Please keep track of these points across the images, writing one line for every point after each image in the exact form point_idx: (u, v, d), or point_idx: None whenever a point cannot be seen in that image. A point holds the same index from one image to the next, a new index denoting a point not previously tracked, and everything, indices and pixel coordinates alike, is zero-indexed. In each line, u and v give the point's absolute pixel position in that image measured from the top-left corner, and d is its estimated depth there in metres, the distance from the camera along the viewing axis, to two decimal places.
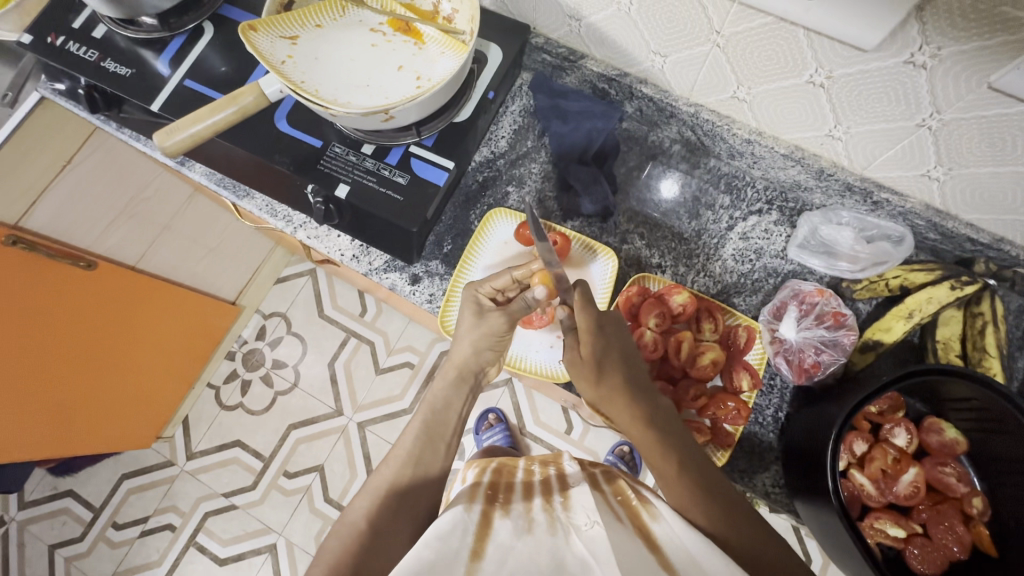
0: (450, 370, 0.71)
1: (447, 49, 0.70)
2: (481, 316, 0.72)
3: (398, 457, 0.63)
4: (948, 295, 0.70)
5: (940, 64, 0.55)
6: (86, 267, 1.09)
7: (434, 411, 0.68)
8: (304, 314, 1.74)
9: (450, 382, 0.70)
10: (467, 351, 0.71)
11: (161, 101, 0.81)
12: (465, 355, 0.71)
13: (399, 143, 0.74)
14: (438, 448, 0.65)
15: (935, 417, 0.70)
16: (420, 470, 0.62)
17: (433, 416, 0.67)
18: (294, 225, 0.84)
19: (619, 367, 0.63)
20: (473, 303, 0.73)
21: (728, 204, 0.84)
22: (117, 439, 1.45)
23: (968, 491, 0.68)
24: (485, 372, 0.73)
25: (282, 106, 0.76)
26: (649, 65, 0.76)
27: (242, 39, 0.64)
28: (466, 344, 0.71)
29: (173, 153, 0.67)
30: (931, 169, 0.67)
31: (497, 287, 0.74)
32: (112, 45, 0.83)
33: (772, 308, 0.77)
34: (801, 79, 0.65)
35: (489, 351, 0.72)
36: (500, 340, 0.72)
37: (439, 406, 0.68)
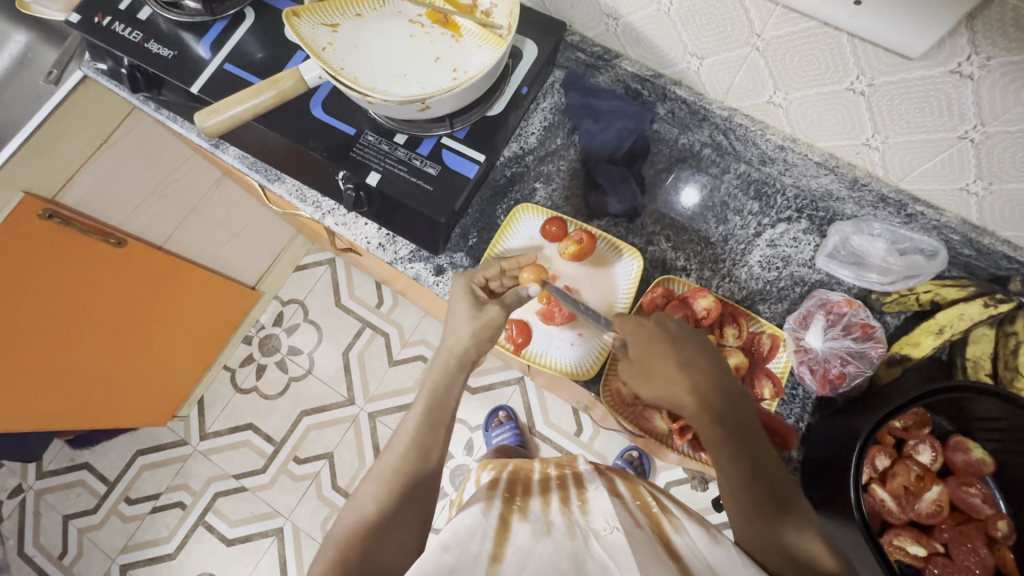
0: (448, 358, 0.70)
1: (485, 42, 0.71)
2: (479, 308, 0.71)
3: (402, 443, 0.64)
4: (981, 312, 0.69)
5: (988, 75, 0.54)
6: (115, 245, 1.11)
7: (435, 397, 0.68)
8: (321, 303, 1.76)
9: (454, 372, 0.69)
10: (466, 341, 0.70)
11: (201, 84, 0.82)
12: (465, 343, 0.70)
13: (431, 134, 0.75)
14: (438, 435, 0.66)
15: (962, 436, 0.69)
16: (423, 454, 0.63)
17: (433, 403, 0.67)
18: (323, 211, 0.85)
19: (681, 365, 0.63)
20: (469, 288, 0.72)
21: (756, 210, 0.83)
22: (135, 415, 1.48)
23: (993, 514, 0.67)
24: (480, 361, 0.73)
25: (318, 93, 0.77)
26: (685, 66, 0.76)
27: (286, 24, 0.65)
28: (465, 334, 0.70)
29: (213, 133, 0.68)
30: (970, 183, 0.66)
31: (487, 277, 0.74)
32: (155, 27, 0.85)
33: (798, 316, 0.76)
34: (841, 86, 0.64)
35: (486, 340, 0.71)
36: (498, 332, 0.71)
37: (440, 392, 0.68)
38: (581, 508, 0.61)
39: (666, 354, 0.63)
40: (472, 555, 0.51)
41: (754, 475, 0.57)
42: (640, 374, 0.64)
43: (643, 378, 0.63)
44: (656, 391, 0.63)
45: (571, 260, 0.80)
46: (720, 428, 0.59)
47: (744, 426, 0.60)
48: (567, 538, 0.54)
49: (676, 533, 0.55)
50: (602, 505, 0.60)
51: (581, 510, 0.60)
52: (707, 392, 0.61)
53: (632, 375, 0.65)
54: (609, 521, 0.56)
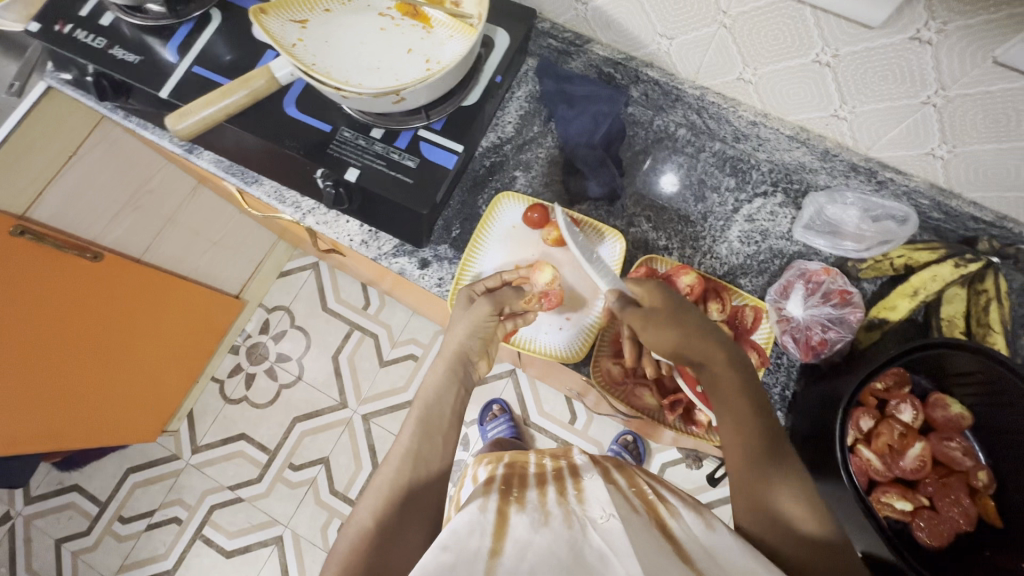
0: (443, 360, 0.72)
1: (456, 32, 0.70)
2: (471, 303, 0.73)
3: (399, 454, 0.63)
4: (952, 272, 0.72)
5: (945, 40, 0.56)
6: (92, 258, 1.10)
7: (428, 406, 0.68)
8: (307, 308, 1.75)
9: (452, 373, 0.71)
10: (461, 337, 0.72)
11: (169, 88, 0.81)
12: (460, 339, 0.72)
13: (409, 127, 0.75)
14: (435, 441, 0.65)
15: (941, 393, 0.71)
16: (421, 464, 0.62)
17: (427, 412, 0.67)
18: (303, 210, 0.85)
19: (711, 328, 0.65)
20: (468, 293, 0.75)
21: (733, 186, 0.85)
22: (123, 433, 1.46)
23: (974, 466, 0.69)
24: (474, 365, 0.74)
25: (291, 91, 0.77)
26: (655, 48, 0.77)
27: (254, 23, 0.64)
28: (460, 330, 0.72)
29: (186, 135, 0.67)
30: (936, 147, 0.68)
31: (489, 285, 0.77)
32: (120, 32, 0.83)
33: (778, 287, 0.78)
34: (807, 58, 0.65)
35: (478, 337, 0.72)
36: (489, 327, 0.72)
37: (432, 398, 0.69)
38: (578, 498, 0.62)
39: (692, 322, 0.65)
40: (473, 550, 0.51)
41: (765, 450, 0.57)
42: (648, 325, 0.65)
43: (658, 331, 0.65)
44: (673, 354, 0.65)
45: (556, 246, 0.81)
46: (739, 399, 0.61)
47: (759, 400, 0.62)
48: (564, 526, 0.56)
49: (672, 517, 0.56)
50: (599, 494, 0.61)
51: (577, 499, 0.62)
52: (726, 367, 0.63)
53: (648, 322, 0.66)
54: (605, 509, 0.57)
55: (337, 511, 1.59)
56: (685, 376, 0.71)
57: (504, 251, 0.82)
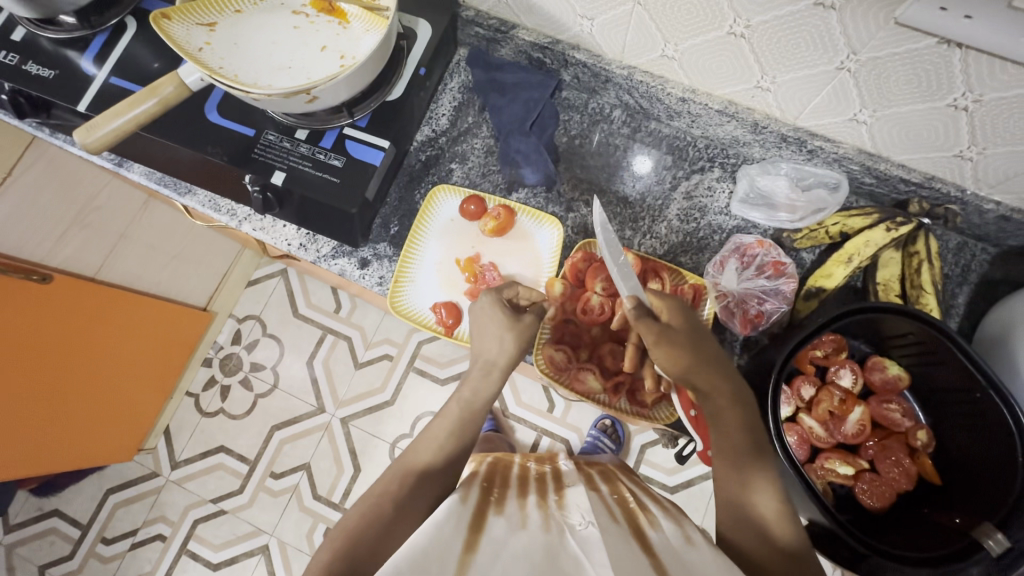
0: (486, 364, 0.69)
1: (371, 26, 0.70)
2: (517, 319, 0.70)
3: (428, 440, 0.65)
4: (885, 237, 0.72)
5: (847, 4, 0.55)
6: (40, 281, 1.07)
7: (468, 403, 0.68)
8: (278, 315, 1.73)
9: (488, 379, 0.69)
10: (496, 354, 0.69)
11: (89, 102, 0.79)
12: (507, 351, 0.69)
13: (333, 126, 0.74)
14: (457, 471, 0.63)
15: (879, 356, 0.72)
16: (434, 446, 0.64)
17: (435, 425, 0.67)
18: (238, 218, 0.84)
19: (710, 349, 0.64)
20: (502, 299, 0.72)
21: (671, 164, 0.85)
22: (97, 455, 1.44)
23: (912, 426, 0.70)
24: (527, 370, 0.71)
25: (211, 97, 0.75)
26: (578, 30, 0.76)
27: (155, 29, 0.62)
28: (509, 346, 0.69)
29: (97, 150, 0.65)
30: (858, 113, 0.68)
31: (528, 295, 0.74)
32: (34, 47, 0.81)
33: (715, 263, 0.77)
34: (723, 31, 0.65)
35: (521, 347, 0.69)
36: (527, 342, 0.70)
37: (469, 395, 0.68)
38: (558, 504, 0.63)
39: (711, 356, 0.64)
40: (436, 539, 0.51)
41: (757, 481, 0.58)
42: (662, 345, 0.62)
43: (670, 353, 0.62)
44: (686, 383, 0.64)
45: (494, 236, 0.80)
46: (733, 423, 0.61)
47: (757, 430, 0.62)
48: (542, 530, 0.56)
49: (651, 528, 0.59)
50: (579, 501, 0.63)
51: (558, 505, 0.63)
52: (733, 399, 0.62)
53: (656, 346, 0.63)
54: (584, 516, 0.58)
55: (322, 516, 1.59)
56: (682, 396, 0.71)
57: (444, 241, 0.81)
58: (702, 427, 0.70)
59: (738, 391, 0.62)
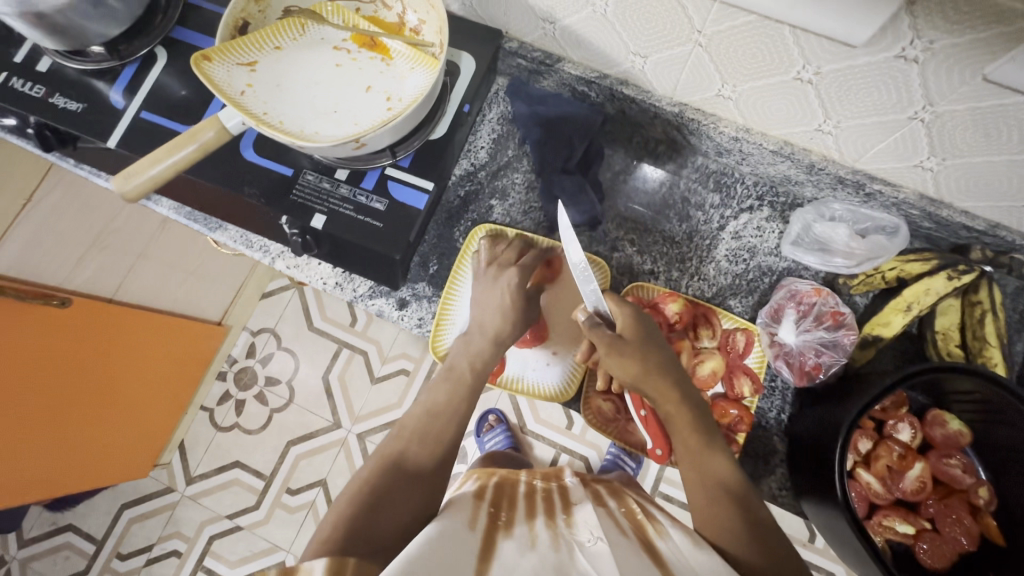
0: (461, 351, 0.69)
1: (417, 64, 0.67)
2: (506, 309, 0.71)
3: (405, 434, 0.62)
4: (946, 285, 0.70)
5: (932, 58, 0.52)
6: (60, 305, 1.04)
7: (444, 386, 0.66)
8: (294, 328, 1.70)
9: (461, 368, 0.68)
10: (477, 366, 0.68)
11: (118, 136, 0.76)
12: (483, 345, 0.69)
13: (374, 166, 0.71)
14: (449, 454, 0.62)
15: (938, 409, 0.70)
16: (422, 439, 0.61)
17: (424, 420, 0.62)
18: (272, 255, 0.81)
19: (658, 355, 0.65)
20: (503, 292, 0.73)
21: (717, 203, 0.82)
22: (114, 473, 1.42)
23: (974, 483, 0.68)
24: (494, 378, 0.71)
25: (247, 136, 0.72)
26: (629, 66, 0.73)
27: (195, 72, 0.59)
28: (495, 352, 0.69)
29: (135, 198, 0.62)
30: (924, 160, 0.65)
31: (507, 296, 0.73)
32: (60, 78, 0.78)
33: (770, 310, 0.76)
34: (789, 75, 0.62)
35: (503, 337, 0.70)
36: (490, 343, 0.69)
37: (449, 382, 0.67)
38: (567, 523, 0.62)
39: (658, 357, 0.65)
40: None
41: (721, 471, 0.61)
42: (614, 354, 0.64)
43: (622, 362, 0.64)
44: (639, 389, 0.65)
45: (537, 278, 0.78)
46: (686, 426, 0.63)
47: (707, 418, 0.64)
48: (552, 549, 0.55)
49: (660, 539, 0.57)
50: (588, 518, 0.62)
51: (566, 524, 0.62)
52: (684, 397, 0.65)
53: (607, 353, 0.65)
54: (592, 533, 0.58)
55: None
56: (631, 398, 0.71)
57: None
58: (651, 426, 0.71)
59: (685, 392, 0.64)
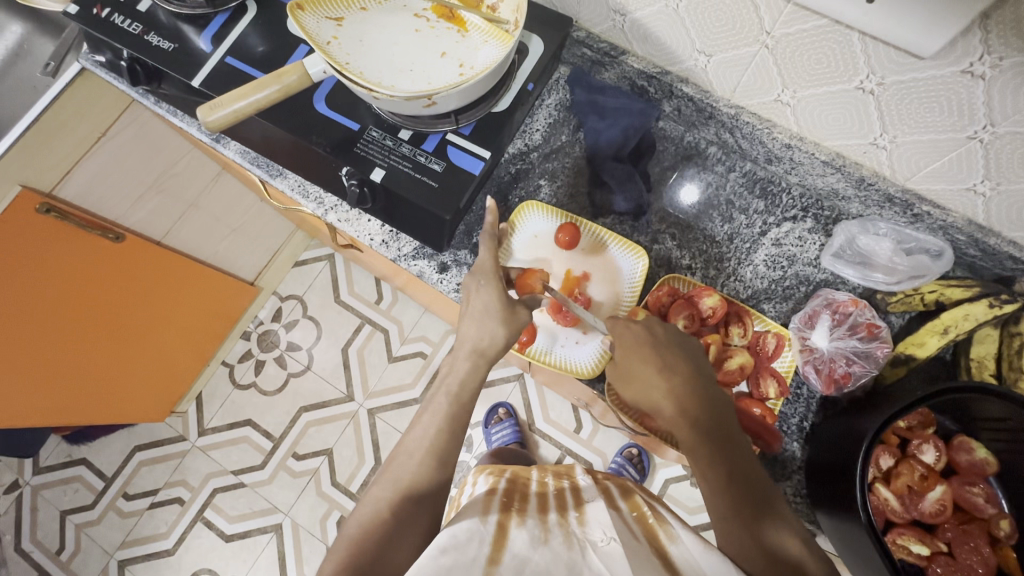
0: (466, 354, 0.68)
1: (491, 38, 0.69)
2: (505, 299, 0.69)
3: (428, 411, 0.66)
4: (986, 313, 0.69)
5: (999, 76, 0.54)
6: (114, 240, 1.09)
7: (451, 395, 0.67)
8: (320, 299, 1.74)
9: (475, 373, 0.67)
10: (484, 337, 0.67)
11: (202, 77, 0.81)
12: (487, 339, 0.67)
13: (436, 130, 0.74)
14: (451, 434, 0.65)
15: (965, 436, 0.70)
16: (440, 463, 0.62)
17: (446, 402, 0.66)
18: (325, 207, 0.85)
19: (653, 365, 0.65)
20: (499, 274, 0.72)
21: (762, 209, 0.83)
22: (133, 412, 1.46)
23: (994, 514, 0.68)
24: None
25: (321, 88, 0.76)
26: (692, 63, 0.76)
27: (290, 19, 0.64)
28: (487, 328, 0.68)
29: (217, 127, 0.68)
30: (978, 184, 0.66)
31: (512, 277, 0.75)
32: (156, 19, 0.83)
33: (804, 316, 0.77)
34: (851, 85, 0.64)
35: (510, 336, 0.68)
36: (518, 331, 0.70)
37: (456, 391, 0.67)
38: (579, 520, 0.64)
39: (647, 359, 0.66)
40: (470, 556, 0.53)
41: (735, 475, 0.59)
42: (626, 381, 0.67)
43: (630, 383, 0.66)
44: (637, 395, 0.66)
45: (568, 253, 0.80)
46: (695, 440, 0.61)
47: (718, 423, 0.63)
48: (564, 547, 0.57)
49: (671, 543, 0.57)
50: (600, 517, 0.63)
51: (579, 521, 0.63)
52: (684, 395, 0.64)
53: (616, 378, 0.68)
54: (606, 532, 0.59)
55: (338, 503, 1.58)
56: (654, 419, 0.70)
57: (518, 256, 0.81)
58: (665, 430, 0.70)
59: (690, 400, 0.63)
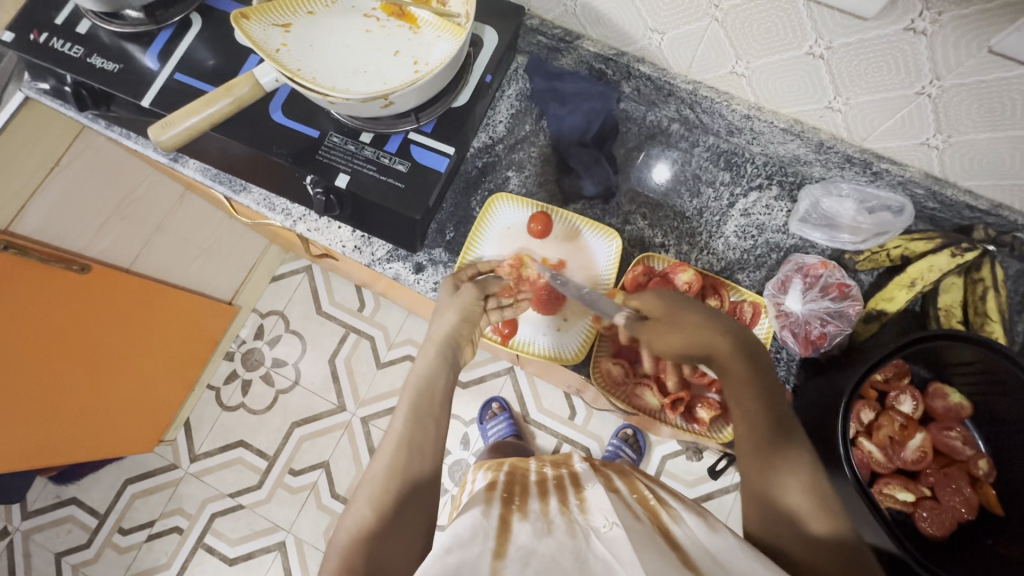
0: (431, 346, 0.70)
1: (443, 32, 0.69)
2: (456, 290, 0.73)
3: (405, 407, 0.65)
4: (949, 262, 0.71)
5: (940, 30, 0.55)
6: (79, 271, 1.05)
7: (420, 388, 0.66)
8: (301, 312, 1.71)
9: (446, 367, 0.69)
10: (449, 323, 0.70)
11: (151, 96, 0.79)
12: (449, 325, 0.70)
13: (398, 130, 0.74)
14: (428, 425, 0.64)
15: (940, 383, 0.72)
16: (415, 452, 0.61)
17: (418, 397, 0.65)
18: (293, 218, 0.83)
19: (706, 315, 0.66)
20: (453, 281, 0.75)
21: (728, 180, 0.85)
22: (119, 446, 1.42)
23: (973, 454, 0.71)
24: (463, 354, 0.72)
25: (277, 97, 0.75)
26: (646, 42, 0.76)
27: (234, 28, 0.62)
28: (447, 316, 0.71)
29: (169, 147, 0.66)
30: (931, 137, 0.67)
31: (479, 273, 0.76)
32: (97, 40, 0.81)
33: (777, 282, 0.78)
34: (801, 51, 0.65)
35: (462, 323, 0.71)
36: (473, 313, 0.71)
37: (423, 383, 0.67)
38: (580, 507, 0.64)
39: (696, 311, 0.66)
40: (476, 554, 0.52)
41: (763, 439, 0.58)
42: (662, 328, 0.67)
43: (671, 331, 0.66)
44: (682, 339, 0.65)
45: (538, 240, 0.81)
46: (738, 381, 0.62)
47: (771, 391, 0.61)
48: (569, 536, 0.57)
49: (675, 524, 0.58)
50: (601, 502, 0.63)
51: (580, 508, 0.64)
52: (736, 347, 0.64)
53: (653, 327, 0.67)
54: (607, 517, 0.60)
55: None
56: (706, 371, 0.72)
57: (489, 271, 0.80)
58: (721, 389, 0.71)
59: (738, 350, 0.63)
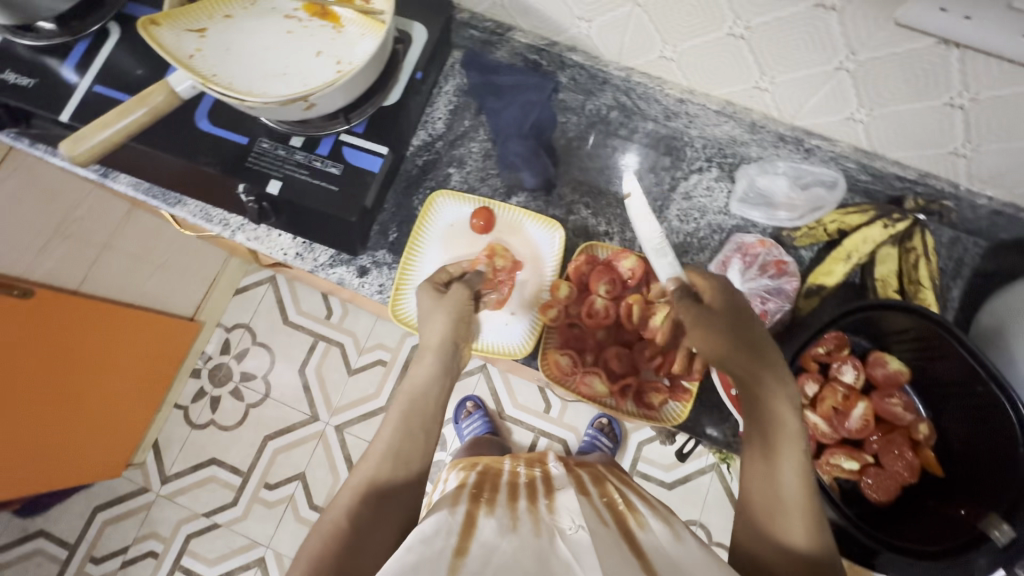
0: (429, 354, 0.67)
1: (366, 30, 0.68)
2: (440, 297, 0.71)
3: (395, 417, 0.61)
4: (882, 233, 0.74)
5: (848, 6, 0.56)
6: (21, 296, 1.00)
7: (414, 396, 0.63)
8: (267, 323, 1.68)
9: (443, 380, 0.66)
10: (439, 331, 0.68)
11: (71, 110, 0.76)
12: (441, 332, 0.68)
13: (329, 132, 0.73)
14: (417, 435, 0.60)
15: (880, 351, 0.73)
16: (399, 461, 0.58)
17: (411, 405, 0.62)
18: (232, 228, 0.81)
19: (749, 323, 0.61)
20: (434, 284, 0.72)
21: (669, 165, 0.85)
22: (82, 474, 1.38)
23: (913, 419, 0.73)
24: (462, 355, 0.70)
25: (202, 105, 0.73)
26: (576, 31, 0.76)
27: (143, 35, 0.60)
28: (438, 323, 0.69)
29: (83, 161, 0.64)
30: (855, 111, 0.69)
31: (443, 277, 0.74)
32: (11, 55, 0.78)
33: (718, 264, 0.79)
34: (722, 32, 0.65)
35: (458, 322, 0.69)
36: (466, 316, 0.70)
37: (419, 393, 0.63)
38: (548, 507, 0.63)
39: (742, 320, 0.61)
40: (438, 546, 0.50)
41: (783, 454, 0.53)
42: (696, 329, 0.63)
43: (705, 335, 0.61)
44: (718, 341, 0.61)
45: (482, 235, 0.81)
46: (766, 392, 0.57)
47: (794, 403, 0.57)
48: (532, 533, 0.56)
49: (641, 530, 0.58)
50: (569, 504, 0.62)
51: (548, 508, 0.62)
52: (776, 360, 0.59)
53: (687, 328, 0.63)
54: (575, 520, 0.58)
55: None
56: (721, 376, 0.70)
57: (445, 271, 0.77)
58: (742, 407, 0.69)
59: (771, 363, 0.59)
